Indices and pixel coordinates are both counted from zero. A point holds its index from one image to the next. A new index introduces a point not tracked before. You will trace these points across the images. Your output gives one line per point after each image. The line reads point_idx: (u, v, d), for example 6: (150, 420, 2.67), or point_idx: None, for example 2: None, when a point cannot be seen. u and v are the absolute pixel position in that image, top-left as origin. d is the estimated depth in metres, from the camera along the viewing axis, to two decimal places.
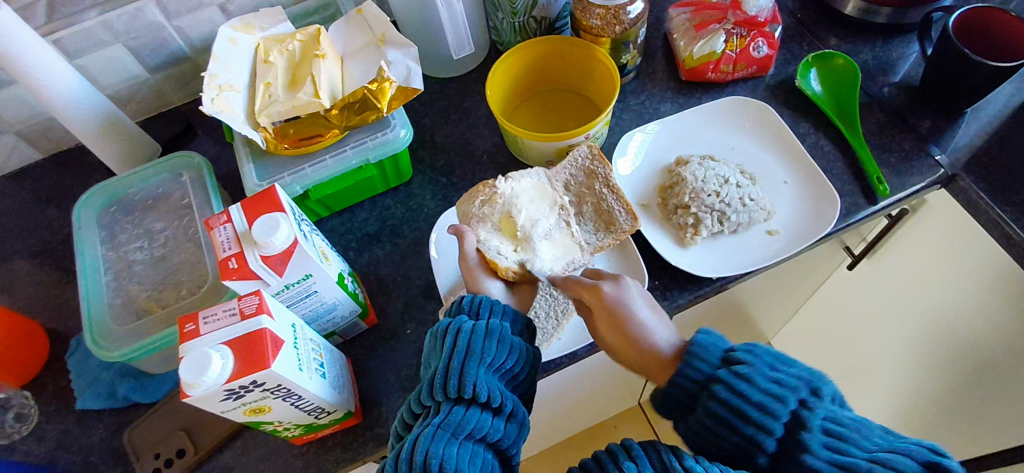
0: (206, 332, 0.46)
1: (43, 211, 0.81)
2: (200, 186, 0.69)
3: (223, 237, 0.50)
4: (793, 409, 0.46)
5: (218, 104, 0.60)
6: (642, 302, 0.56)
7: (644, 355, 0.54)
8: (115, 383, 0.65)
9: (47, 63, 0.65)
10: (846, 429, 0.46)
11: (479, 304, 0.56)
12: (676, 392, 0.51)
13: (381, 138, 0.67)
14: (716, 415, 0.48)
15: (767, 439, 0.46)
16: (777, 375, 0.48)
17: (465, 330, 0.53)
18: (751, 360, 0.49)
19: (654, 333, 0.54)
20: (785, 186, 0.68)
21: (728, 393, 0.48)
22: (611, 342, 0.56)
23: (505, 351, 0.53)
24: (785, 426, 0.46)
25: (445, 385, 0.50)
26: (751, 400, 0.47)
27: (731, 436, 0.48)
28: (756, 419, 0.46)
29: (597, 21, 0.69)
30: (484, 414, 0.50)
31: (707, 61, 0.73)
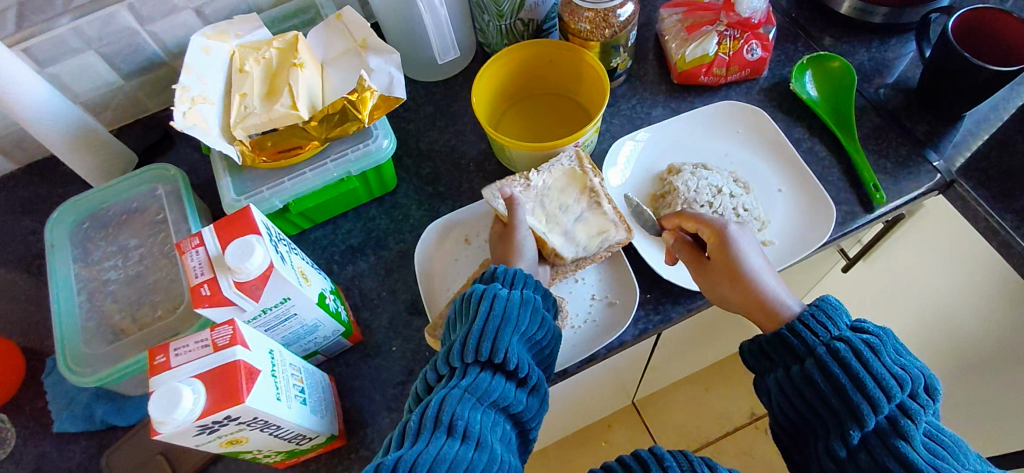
0: (176, 365, 0.44)
1: (18, 223, 0.78)
2: (176, 200, 0.66)
3: (194, 262, 0.48)
4: (904, 398, 0.45)
5: (190, 118, 0.58)
6: (754, 251, 0.57)
7: (761, 306, 0.54)
8: (91, 406, 0.63)
9: (4, 65, 0.62)
10: (944, 444, 0.45)
11: (513, 275, 0.54)
12: (794, 345, 0.51)
13: (363, 149, 0.64)
14: (829, 374, 0.48)
15: (870, 415, 0.45)
16: (903, 363, 0.47)
17: (499, 297, 0.50)
18: (881, 338, 0.49)
19: (765, 276, 0.55)
20: (778, 194, 0.67)
21: (848, 361, 0.48)
22: (729, 299, 0.56)
23: (536, 322, 0.52)
24: (890, 413, 0.45)
25: (477, 349, 0.48)
26: (870, 374, 0.46)
27: (834, 397, 0.47)
28: (875, 387, 0.46)
29: (586, 25, 0.67)
30: (508, 384, 0.48)
31: (699, 65, 0.71)
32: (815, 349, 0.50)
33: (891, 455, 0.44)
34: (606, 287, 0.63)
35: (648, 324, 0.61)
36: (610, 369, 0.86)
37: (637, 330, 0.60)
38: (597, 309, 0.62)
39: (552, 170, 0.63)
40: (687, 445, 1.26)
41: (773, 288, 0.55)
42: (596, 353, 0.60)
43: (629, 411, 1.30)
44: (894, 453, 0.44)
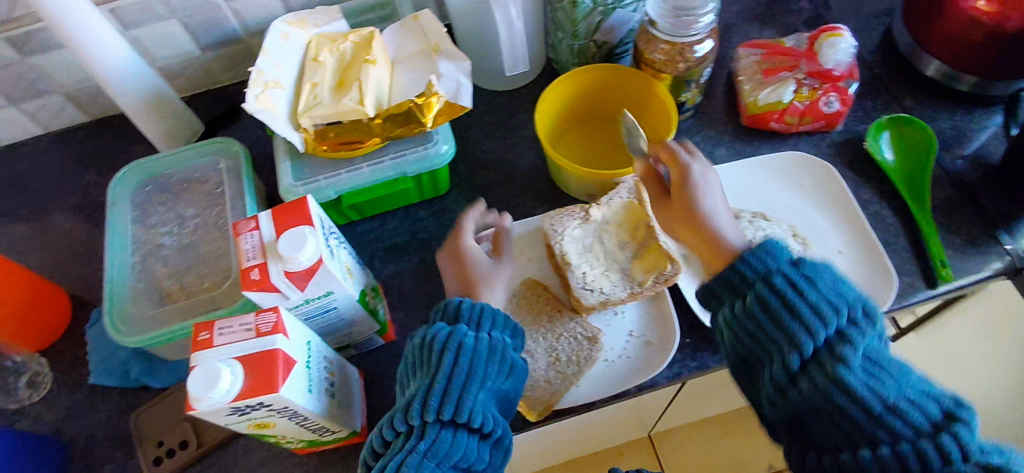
0: (218, 344, 0.45)
1: (84, 175, 0.82)
2: (236, 176, 0.68)
3: (249, 245, 0.49)
4: (841, 326, 0.42)
5: (261, 102, 0.59)
6: (708, 186, 0.55)
7: (700, 239, 0.53)
8: (129, 363, 0.65)
9: (85, 19, 0.64)
10: (890, 362, 0.41)
11: (480, 313, 0.53)
12: (735, 277, 0.47)
13: (422, 152, 0.64)
14: (766, 306, 0.44)
15: (806, 341, 0.42)
16: (837, 289, 0.43)
17: (464, 347, 0.50)
18: (817, 266, 0.45)
19: (719, 219, 0.53)
20: (839, 255, 0.64)
21: (782, 292, 0.44)
22: (682, 234, 0.55)
23: (502, 372, 0.51)
24: (827, 339, 0.42)
25: (440, 406, 0.47)
26: (804, 300, 0.43)
27: (772, 328, 0.44)
28: (809, 314, 0.42)
29: (660, 56, 0.67)
30: (471, 440, 0.48)
31: (772, 110, 0.69)
32: (751, 284, 0.46)
33: (832, 380, 0.41)
34: (645, 325, 0.61)
35: (683, 368, 0.59)
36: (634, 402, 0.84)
37: (671, 373, 0.59)
38: (634, 347, 0.60)
39: (609, 203, 0.63)
40: None
41: (721, 222, 0.53)
42: (626, 391, 0.58)
43: (643, 441, 1.28)
44: (834, 377, 0.41)
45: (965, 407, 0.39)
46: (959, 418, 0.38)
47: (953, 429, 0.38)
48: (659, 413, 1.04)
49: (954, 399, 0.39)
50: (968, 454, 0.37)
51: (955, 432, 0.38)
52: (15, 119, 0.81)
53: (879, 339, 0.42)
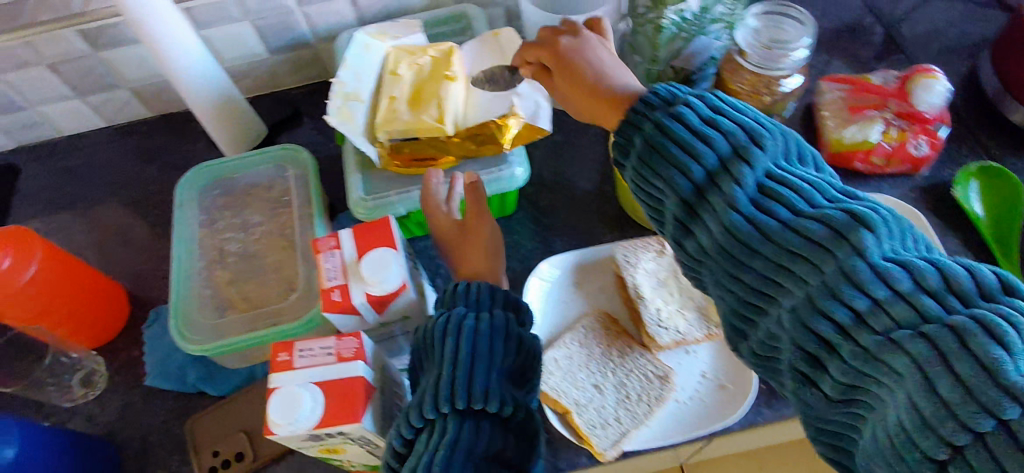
0: (299, 367, 0.44)
1: (145, 171, 0.82)
2: (303, 184, 0.67)
3: (329, 265, 0.48)
4: (722, 155, 0.37)
5: (341, 114, 0.59)
6: (603, 53, 0.51)
7: (595, 91, 0.48)
8: (187, 368, 0.65)
9: (162, 16, 0.64)
10: (791, 183, 0.35)
11: (477, 293, 0.52)
12: (634, 115, 0.42)
13: (495, 173, 0.62)
14: (650, 159, 0.39)
15: (693, 160, 0.37)
16: (713, 118, 0.38)
17: (470, 331, 0.48)
18: (695, 104, 0.39)
19: (613, 73, 0.49)
20: None
21: (669, 134, 0.38)
22: (575, 104, 0.51)
23: (513, 352, 0.49)
24: (709, 171, 0.37)
25: (452, 397, 0.45)
26: (675, 142, 0.38)
27: (656, 182, 0.39)
28: (686, 152, 0.38)
29: (744, 87, 0.64)
30: (495, 425, 0.46)
31: (856, 149, 0.67)
32: (645, 116, 0.41)
33: (725, 225, 0.36)
34: (718, 368, 0.59)
35: (758, 415, 0.56)
36: None
37: (746, 420, 0.56)
38: (706, 389, 0.58)
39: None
40: None
41: (614, 73, 0.49)
42: (699, 436, 0.56)
43: None
44: (743, 200, 0.36)
45: (877, 215, 0.33)
46: (857, 227, 0.32)
47: (849, 240, 0.32)
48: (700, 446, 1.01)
49: (897, 220, 0.33)
50: (917, 281, 0.30)
51: (894, 262, 0.31)
52: (78, 111, 0.81)
53: (788, 158, 0.37)
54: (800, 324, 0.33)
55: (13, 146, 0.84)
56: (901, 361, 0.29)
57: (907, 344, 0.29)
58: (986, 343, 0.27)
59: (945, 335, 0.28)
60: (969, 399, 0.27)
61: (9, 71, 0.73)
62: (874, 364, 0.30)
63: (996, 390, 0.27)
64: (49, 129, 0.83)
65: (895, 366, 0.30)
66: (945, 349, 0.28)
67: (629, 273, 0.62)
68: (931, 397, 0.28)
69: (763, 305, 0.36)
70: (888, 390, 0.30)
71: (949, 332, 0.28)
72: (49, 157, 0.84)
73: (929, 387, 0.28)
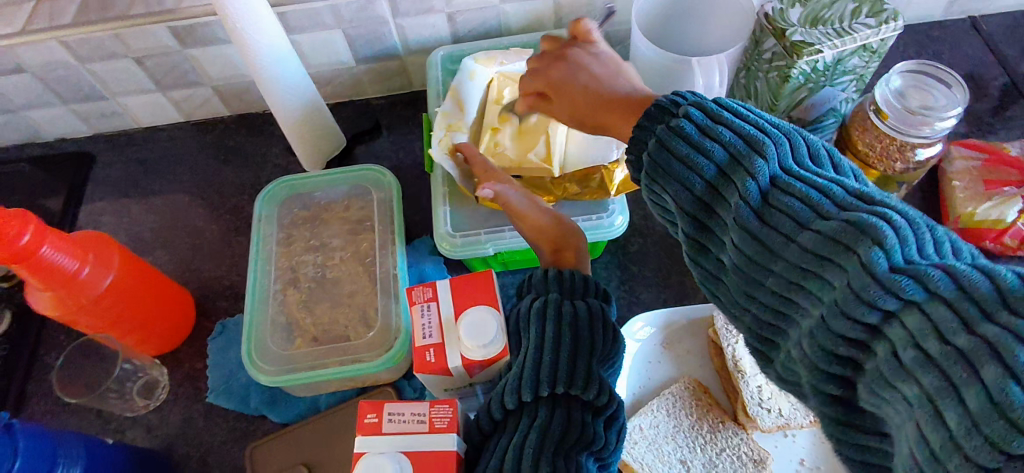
0: (389, 433, 0.41)
1: (220, 171, 0.80)
2: (386, 208, 0.63)
3: (425, 321, 0.45)
4: (727, 155, 0.35)
5: (445, 146, 0.58)
6: (608, 64, 0.47)
7: (595, 97, 0.45)
8: (251, 389, 0.62)
9: (263, 27, 0.62)
10: (798, 187, 0.32)
11: (569, 278, 0.47)
12: (647, 129, 0.40)
13: (594, 221, 0.58)
14: (661, 161, 0.37)
15: (705, 174, 0.35)
16: (721, 121, 0.36)
17: (565, 316, 0.44)
18: (705, 107, 0.37)
19: (618, 78, 0.45)
20: None
21: (679, 134, 0.37)
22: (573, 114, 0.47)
23: (613, 341, 0.44)
24: (718, 170, 0.35)
25: (554, 378, 0.41)
26: (685, 142, 0.36)
27: (666, 187, 0.37)
28: (692, 151, 0.36)
29: (875, 149, 0.59)
30: (592, 417, 0.41)
31: (989, 227, 0.61)
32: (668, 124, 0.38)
33: (738, 224, 0.34)
34: (821, 459, 0.53)
35: None
36: None
37: None
38: None
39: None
40: None
41: (615, 81, 0.45)
42: None
43: None
44: (747, 207, 0.33)
45: (882, 217, 0.29)
46: (863, 236, 0.29)
47: (852, 247, 0.29)
48: None
49: (913, 221, 0.29)
50: (929, 288, 0.27)
51: (906, 269, 0.28)
52: (158, 104, 0.79)
53: (804, 159, 0.34)
54: (811, 346, 0.31)
55: (91, 133, 0.83)
56: (914, 390, 0.26)
57: (918, 372, 0.26)
58: (996, 370, 0.24)
59: (956, 362, 0.25)
60: (978, 433, 0.24)
61: (95, 62, 0.72)
62: (884, 387, 0.28)
63: (1003, 424, 0.24)
64: (128, 119, 0.81)
65: (906, 393, 0.27)
66: (958, 381, 0.25)
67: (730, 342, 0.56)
68: (937, 424, 0.25)
69: (782, 321, 0.33)
70: (900, 416, 0.27)
71: (960, 360, 0.25)
72: (125, 148, 0.83)
73: (934, 412, 0.26)
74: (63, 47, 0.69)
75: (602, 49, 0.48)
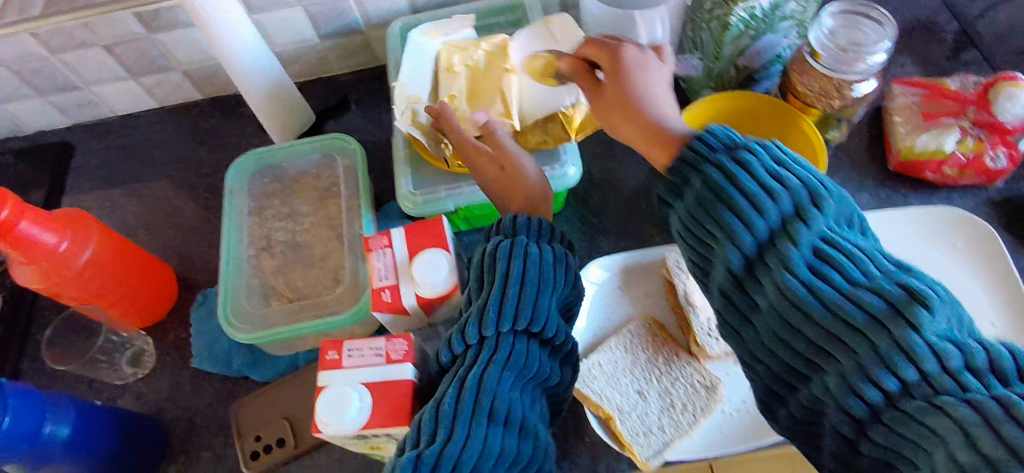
0: (349, 366, 0.44)
1: (195, 152, 0.83)
2: (351, 174, 0.66)
3: (381, 264, 0.48)
4: (780, 209, 0.36)
5: (405, 118, 0.60)
6: (658, 85, 0.47)
7: (645, 118, 0.45)
8: (233, 352, 0.65)
9: (221, 7, 0.64)
10: (839, 254, 0.35)
11: (536, 223, 0.47)
12: (682, 167, 0.40)
13: (548, 173, 0.60)
14: (705, 200, 0.38)
15: (747, 237, 0.36)
16: (769, 168, 0.37)
17: (533, 257, 0.44)
18: (757, 153, 0.38)
19: (660, 104, 0.46)
20: (991, 328, 0.57)
21: (726, 179, 0.37)
22: (619, 130, 0.47)
23: (570, 283, 0.46)
24: (764, 220, 0.36)
25: (515, 314, 0.42)
26: (738, 188, 0.37)
27: (710, 229, 0.38)
28: (739, 200, 0.36)
29: (814, 90, 0.62)
30: (541, 350, 0.44)
31: (929, 159, 0.63)
32: (706, 167, 0.39)
33: (782, 279, 0.35)
34: None
35: None
36: None
37: None
38: (754, 402, 0.56)
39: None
40: None
41: (669, 107, 0.45)
42: (744, 451, 0.55)
43: None
44: (797, 267, 0.35)
45: (917, 291, 0.32)
46: (907, 309, 0.32)
47: (897, 323, 0.32)
48: None
49: (941, 294, 0.33)
50: (947, 366, 0.31)
51: (936, 344, 0.31)
52: (132, 91, 0.82)
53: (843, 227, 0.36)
54: (840, 395, 0.34)
55: (70, 124, 0.86)
56: (939, 450, 0.30)
57: (944, 432, 0.30)
58: (1014, 432, 0.28)
59: (978, 422, 0.29)
60: None
61: (67, 52, 0.74)
62: (910, 443, 0.31)
63: None
64: (104, 108, 0.84)
65: (933, 453, 0.30)
66: (982, 443, 0.29)
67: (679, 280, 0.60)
68: None
69: (812, 366, 0.35)
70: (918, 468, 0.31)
71: (979, 422, 0.29)
72: (104, 136, 0.85)
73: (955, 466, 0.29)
74: (35, 39, 0.72)
75: (657, 66, 0.48)
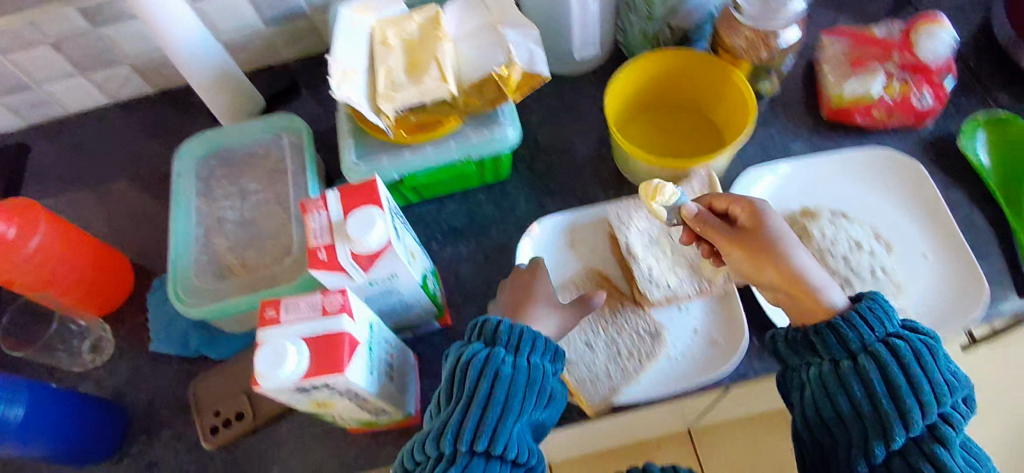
0: (286, 322, 0.45)
1: (150, 145, 0.84)
2: (297, 151, 0.67)
3: (317, 224, 0.48)
4: (931, 420, 0.45)
5: (343, 90, 0.57)
6: (802, 250, 0.52)
7: (797, 282, 0.51)
8: (189, 333, 0.66)
9: None
10: (947, 438, 0.44)
11: (519, 337, 0.50)
12: (831, 338, 0.48)
13: (487, 136, 0.62)
14: (867, 392, 0.46)
15: (916, 420, 0.45)
16: (944, 372, 0.46)
17: (500, 379, 0.48)
18: (908, 338, 0.47)
19: (813, 269, 0.51)
20: (923, 259, 0.59)
21: (886, 366, 0.46)
22: (767, 278, 0.52)
23: (540, 405, 0.49)
24: (920, 429, 0.45)
25: (473, 439, 0.47)
26: (904, 374, 0.45)
27: (845, 401, 0.47)
28: (908, 397, 0.45)
29: (742, 43, 0.63)
30: (502, 468, 0.47)
31: (858, 104, 0.65)
32: (846, 353, 0.48)
33: (932, 463, 0.44)
34: (710, 323, 0.59)
35: (749, 370, 0.58)
36: None
37: (735, 374, 0.57)
38: (697, 344, 0.58)
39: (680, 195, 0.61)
40: None
41: (807, 265, 0.51)
42: (689, 391, 0.56)
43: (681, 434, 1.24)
44: (924, 455, 0.44)
45: None
46: None
47: None
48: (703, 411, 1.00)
49: None
50: None
51: None
52: (83, 88, 0.82)
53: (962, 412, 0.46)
54: None
55: (24, 125, 0.86)
56: None
57: None
58: None
59: None
60: None
61: (12, 51, 0.74)
62: None
63: None
64: (56, 108, 0.84)
65: None
66: None
67: (619, 233, 0.61)
68: None
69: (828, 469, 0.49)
70: None
71: None
72: (58, 135, 0.86)
73: None
74: None
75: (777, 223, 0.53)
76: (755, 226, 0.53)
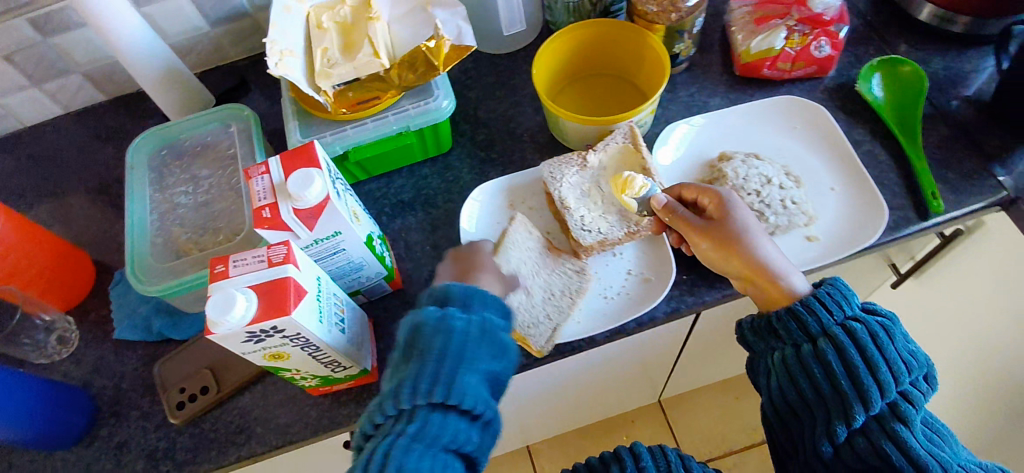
0: (234, 275, 0.48)
1: (106, 150, 0.86)
2: (246, 137, 0.70)
3: (260, 187, 0.52)
4: (892, 398, 0.49)
5: (281, 69, 0.61)
6: (764, 238, 0.57)
7: (756, 270, 0.56)
8: (151, 317, 0.68)
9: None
10: (905, 413, 0.49)
11: (468, 294, 0.51)
12: (795, 326, 0.54)
13: (422, 107, 0.66)
14: (825, 371, 0.51)
15: (877, 399, 0.49)
16: (901, 353, 0.50)
17: (455, 333, 0.48)
18: (868, 323, 0.52)
19: (774, 257, 0.56)
20: (831, 192, 0.65)
21: (844, 350, 0.51)
22: (732, 266, 0.57)
23: (495, 358, 0.49)
24: (882, 408, 0.49)
25: (431, 392, 0.46)
26: (863, 355, 0.50)
27: (808, 382, 0.52)
28: (866, 375, 0.50)
29: (653, 8, 0.68)
30: (461, 421, 0.47)
31: (764, 58, 0.70)
32: (808, 339, 0.53)
33: (890, 437, 0.48)
34: (642, 263, 0.64)
35: (681, 303, 0.61)
36: (641, 361, 0.84)
37: (667, 309, 0.61)
38: (632, 284, 0.63)
39: (605, 149, 0.65)
40: (711, 451, 1.23)
41: (766, 253, 0.56)
42: (625, 325, 0.61)
43: (654, 407, 1.27)
44: (883, 431, 0.49)
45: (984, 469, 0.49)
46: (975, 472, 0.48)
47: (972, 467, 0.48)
48: (666, 376, 1.03)
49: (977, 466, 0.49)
50: None
51: None
52: (36, 99, 0.85)
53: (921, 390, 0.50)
54: None
55: None
56: None
57: None
58: None
59: None
60: None
61: None
62: None
63: None
64: (11, 121, 0.87)
65: None
66: None
67: (552, 188, 0.65)
68: None
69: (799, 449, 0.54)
70: None
71: None
72: (14, 147, 0.88)
73: None
74: None
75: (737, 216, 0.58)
76: (721, 218, 0.58)
